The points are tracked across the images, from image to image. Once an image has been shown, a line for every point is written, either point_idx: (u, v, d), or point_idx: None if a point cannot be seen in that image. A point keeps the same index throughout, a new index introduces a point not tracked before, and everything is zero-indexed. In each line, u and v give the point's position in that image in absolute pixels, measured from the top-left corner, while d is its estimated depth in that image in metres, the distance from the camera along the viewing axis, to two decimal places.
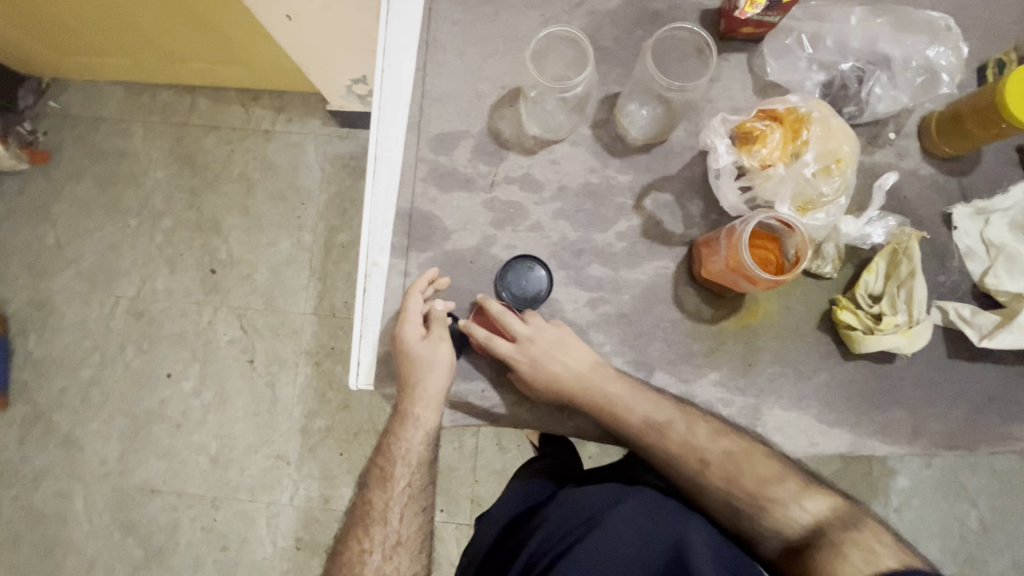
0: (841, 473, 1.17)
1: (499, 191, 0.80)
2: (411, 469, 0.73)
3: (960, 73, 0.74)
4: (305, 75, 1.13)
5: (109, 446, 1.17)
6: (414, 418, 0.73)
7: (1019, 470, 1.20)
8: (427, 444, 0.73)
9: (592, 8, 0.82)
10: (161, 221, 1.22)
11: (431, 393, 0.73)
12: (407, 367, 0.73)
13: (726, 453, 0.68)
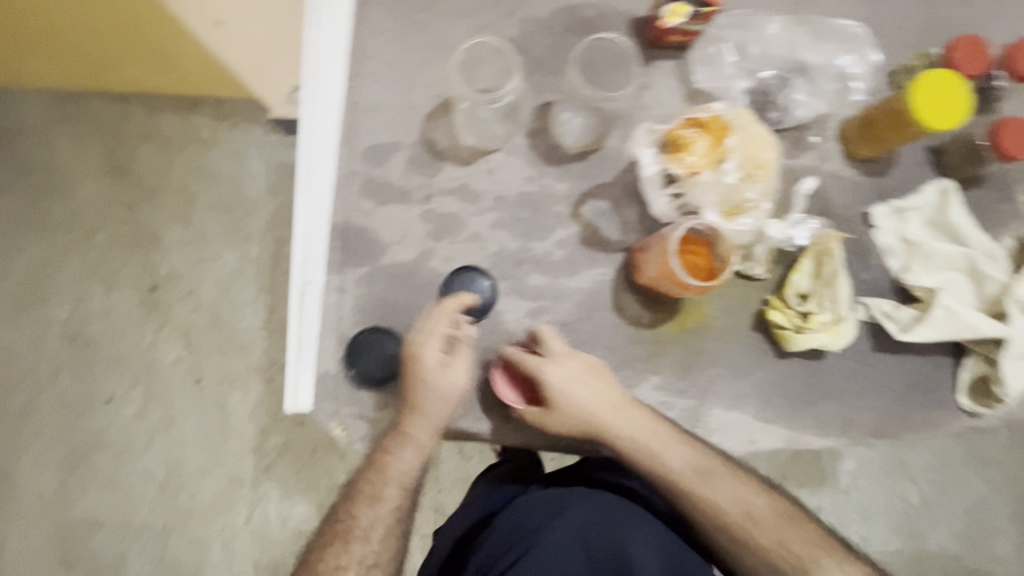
0: (793, 460, 1.30)
1: (436, 203, 0.77)
2: (396, 489, 0.71)
3: (871, 80, 0.78)
4: (251, 80, 1.26)
5: (49, 465, 1.33)
6: (409, 436, 0.71)
7: (952, 445, 1.33)
8: (416, 469, 0.71)
9: (523, 16, 0.79)
10: (93, 238, 1.39)
11: (430, 413, 0.70)
12: (414, 383, 0.71)
13: (724, 486, 0.70)
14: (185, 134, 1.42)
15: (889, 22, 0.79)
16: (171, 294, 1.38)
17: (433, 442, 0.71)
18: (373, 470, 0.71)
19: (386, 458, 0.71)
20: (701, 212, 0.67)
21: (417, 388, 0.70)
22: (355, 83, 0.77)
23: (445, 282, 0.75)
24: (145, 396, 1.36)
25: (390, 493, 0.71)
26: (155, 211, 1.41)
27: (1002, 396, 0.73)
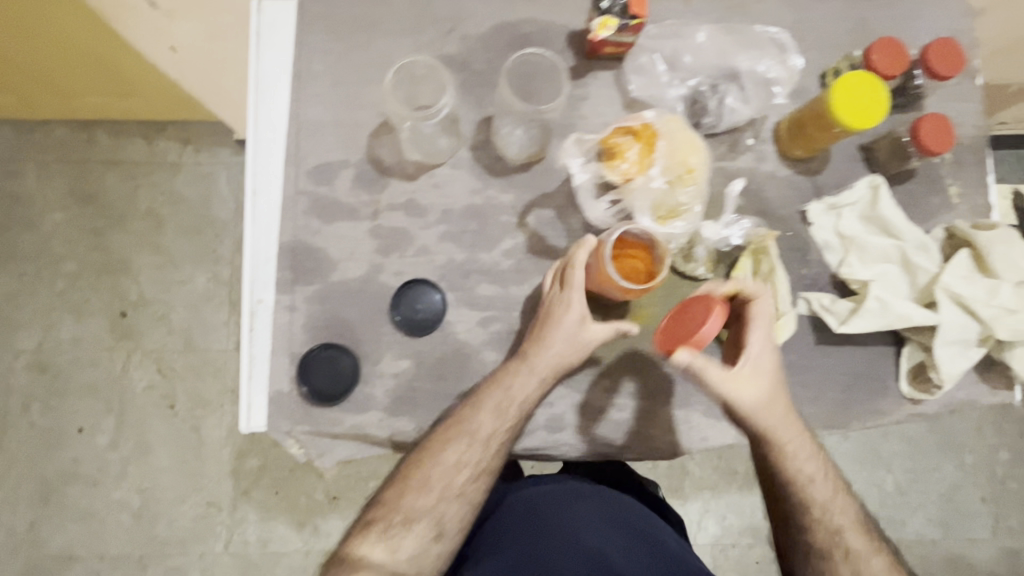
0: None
1: (383, 218, 0.78)
2: (509, 415, 0.71)
3: (792, 85, 0.81)
4: (215, 103, 1.26)
5: (22, 499, 1.31)
6: (535, 361, 0.71)
7: (923, 432, 1.36)
8: (537, 397, 0.71)
9: (463, 33, 0.80)
10: (62, 267, 1.38)
11: (559, 343, 0.71)
12: (552, 312, 0.72)
13: (807, 457, 0.70)
14: (152, 159, 1.41)
15: (813, 27, 0.83)
16: (142, 319, 1.37)
17: (557, 376, 0.72)
18: (496, 385, 0.71)
19: (510, 378, 0.71)
20: (635, 218, 0.69)
21: (552, 320, 0.72)
22: (299, 104, 0.79)
23: (396, 293, 0.76)
24: (118, 425, 1.34)
25: (501, 417, 0.71)
26: (123, 237, 1.39)
27: (938, 381, 0.75)
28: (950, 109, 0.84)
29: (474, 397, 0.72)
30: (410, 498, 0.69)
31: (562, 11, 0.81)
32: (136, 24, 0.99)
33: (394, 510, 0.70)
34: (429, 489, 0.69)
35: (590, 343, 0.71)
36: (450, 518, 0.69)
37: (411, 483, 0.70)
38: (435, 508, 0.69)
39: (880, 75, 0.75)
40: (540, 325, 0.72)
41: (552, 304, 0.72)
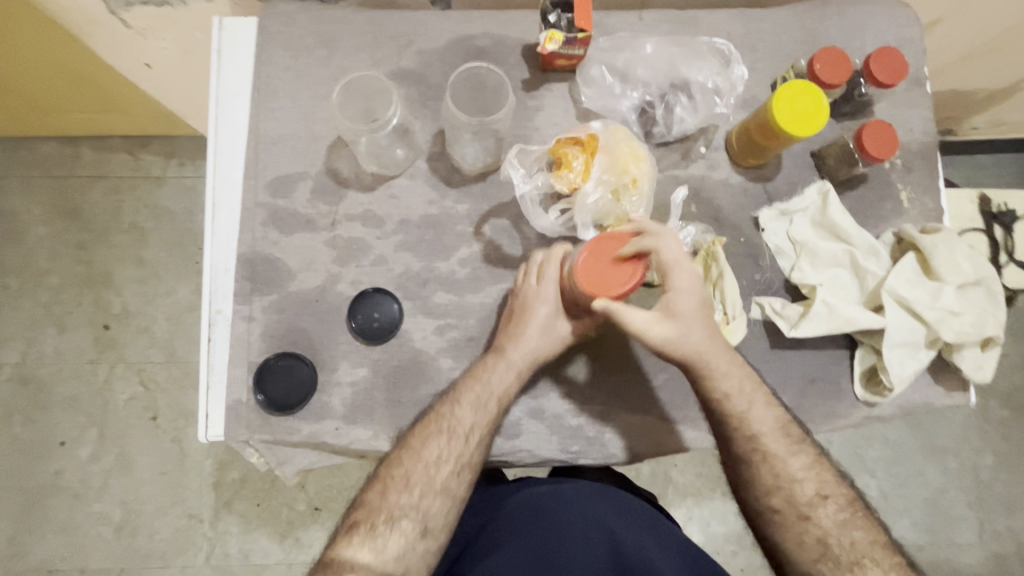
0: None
1: (341, 229, 0.79)
2: (487, 407, 0.71)
3: (733, 98, 0.82)
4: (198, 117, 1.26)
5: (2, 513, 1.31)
6: (511, 352, 0.73)
7: (906, 436, 1.35)
8: (513, 388, 0.72)
9: (420, 47, 0.82)
10: (46, 280, 1.38)
11: (537, 332, 0.73)
12: (528, 303, 0.74)
13: (778, 423, 0.71)
14: (136, 173, 1.41)
15: (762, 39, 0.85)
16: (124, 332, 1.36)
17: (533, 365, 0.73)
18: (472, 379, 0.72)
19: (487, 372, 0.72)
20: (579, 233, 0.74)
21: (526, 313, 0.73)
22: (258, 118, 0.80)
23: (353, 302, 0.77)
24: (99, 437, 1.33)
25: (479, 410, 0.71)
26: (106, 250, 1.39)
27: (888, 384, 0.76)
28: (900, 116, 0.86)
29: (452, 392, 0.73)
30: (393, 497, 0.68)
31: (516, 25, 0.83)
32: (112, 42, 0.99)
33: (377, 510, 0.67)
34: (412, 486, 0.68)
35: (563, 335, 0.75)
36: (436, 516, 0.68)
37: (393, 482, 0.69)
38: (419, 505, 0.68)
39: (823, 84, 0.77)
40: (516, 316, 0.74)
41: (528, 295, 0.74)
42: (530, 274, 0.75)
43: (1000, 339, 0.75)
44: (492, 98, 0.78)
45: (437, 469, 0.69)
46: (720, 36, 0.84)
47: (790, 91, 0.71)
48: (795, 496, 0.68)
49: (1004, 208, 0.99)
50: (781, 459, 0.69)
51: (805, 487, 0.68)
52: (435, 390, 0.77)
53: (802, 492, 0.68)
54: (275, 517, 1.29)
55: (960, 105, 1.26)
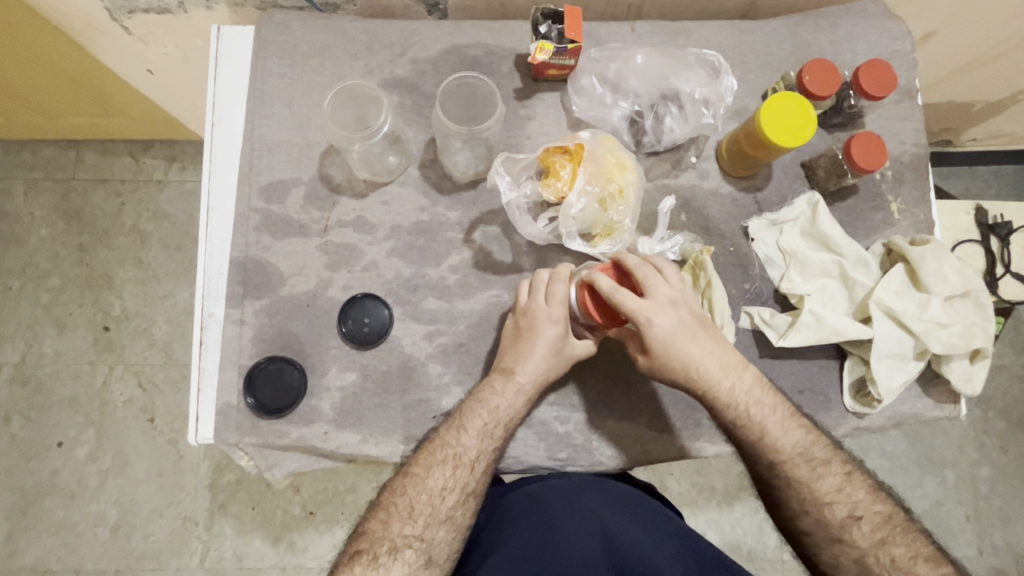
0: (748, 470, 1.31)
1: (333, 234, 0.80)
2: (492, 433, 0.71)
3: (722, 107, 0.83)
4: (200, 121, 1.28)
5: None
6: (518, 375, 0.72)
7: (903, 447, 1.34)
8: (519, 412, 0.72)
9: (414, 56, 0.84)
10: (47, 281, 1.39)
11: (544, 355, 0.73)
12: (537, 324, 0.73)
13: (800, 446, 0.70)
14: (138, 175, 1.43)
15: (753, 50, 0.86)
16: (123, 334, 1.37)
17: (539, 389, 0.73)
18: (478, 403, 0.72)
19: (493, 396, 0.72)
20: (564, 241, 0.74)
21: (535, 336, 0.73)
22: (253, 124, 0.82)
23: (343, 306, 0.78)
24: (96, 438, 1.34)
25: (484, 437, 0.71)
26: (107, 253, 1.40)
27: (876, 395, 0.76)
28: (891, 127, 0.86)
29: (457, 418, 0.72)
30: (396, 527, 0.67)
31: (509, 35, 0.84)
32: (114, 49, 1.01)
33: (380, 541, 0.66)
34: (415, 516, 0.67)
35: (572, 356, 0.74)
36: (440, 545, 0.67)
37: (396, 510, 0.68)
38: (423, 535, 0.67)
39: (811, 95, 0.78)
40: (522, 337, 0.73)
41: (536, 315, 0.73)
42: (538, 294, 0.73)
43: (989, 351, 0.75)
44: (481, 108, 0.78)
45: (442, 498, 0.69)
46: (711, 48, 0.85)
47: (773, 108, 0.72)
48: (825, 518, 0.67)
49: (1000, 219, 0.99)
50: (807, 479, 0.68)
51: (837, 509, 0.67)
52: (423, 395, 0.77)
53: (832, 515, 0.67)
54: (269, 520, 1.29)
55: (958, 117, 1.26)
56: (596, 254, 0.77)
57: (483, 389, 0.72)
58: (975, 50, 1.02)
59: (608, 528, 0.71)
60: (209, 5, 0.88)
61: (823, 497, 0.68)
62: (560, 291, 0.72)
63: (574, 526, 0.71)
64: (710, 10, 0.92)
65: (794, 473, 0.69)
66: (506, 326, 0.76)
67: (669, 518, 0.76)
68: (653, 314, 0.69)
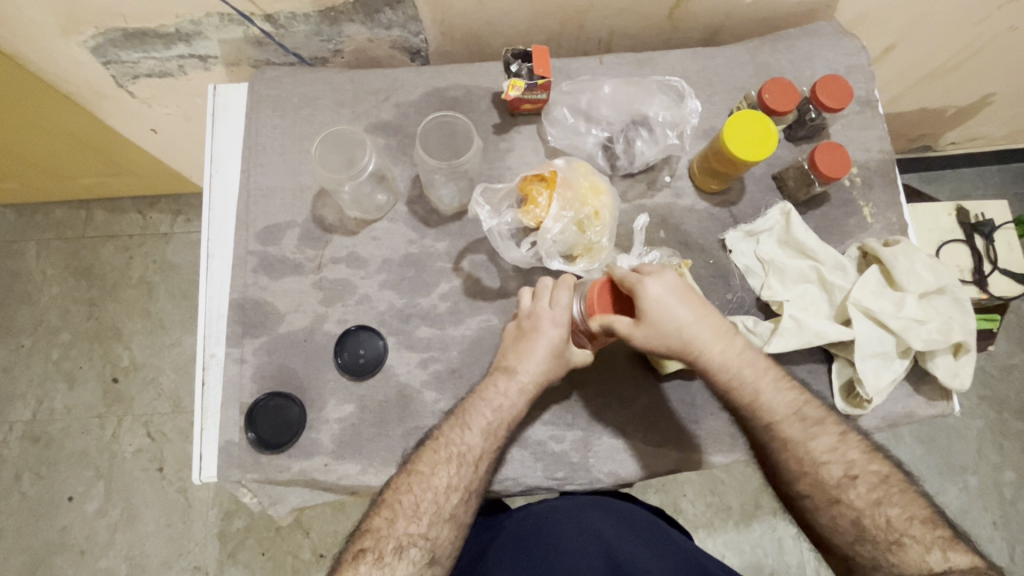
0: (763, 488, 1.30)
1: (327, 271, 0.84)
2: (496, 433, 0.73)
3: (688, 126, 0.87)
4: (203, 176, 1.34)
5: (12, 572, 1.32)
6: (520, 373, 0.74)
7: (917, 454, 1.33)
8: (521, 411, 0.74)
9: (397, 101, 0.89)
10: (58, 337, 1.43)
11: (546, 354, 0.75)
12: (539, 323, 0.75)
13: (795, 405, 0.70)
14: (145, 230, 1.49)
15: (717, 74, 0.91)
16: (132, 384, 1.40)
17: (541, 388, 0.75)
18: (481, 402, 0.73)
19: (496, 395, 0.74)
20: (545, 262, 0.78)
21: (536, 334, 0.75)
22: (248, 173, 0.87)
23: (338, 339, 0.81)
24: (106, 491, 1.35)
25: (488, 436, 0.72)
26: (115, 306, 1.45)
27: (865, 396, 0.77)
28: (855, 137, 0.90)
29: (461, 417, 0.73)
30: (401, 526, 0.67)
31: (486, 76, 0.90)
32: (121, 114, 1.08)
33: (384, 539, 0.67)
34: (420, 514, 0.68)
35: (571, 361, 0.76)
36: (443, 543, 0.68)
37: (401, 509, 0.68)
38: (428, 534, 0.68)
39: (772, 111, 0.82)
40: (525, 337, 0.76)
41: (540, 317, 0.75)
42: (543, 303, 0.76)
43: (970, 345, 0.76)
44: (460, 143, 0.83)
45: (447, 497, 0.69)
46: (676, 75, 0.90)
47: (742, 140, 0.76)
48: (821, 496, 0.67)
49: (982, 218, 1.02)
50: (814, 441, 0.69)
51: (848, 484, 0.67)
52: (419, 423, 0.79)
53: (829, 474, 0.67)
54: (281, 567, 1.28)
55: (932, 123, 1.30)
56: (575, 272, 0.80)
57: (487, 387, 0.74)
58: (935, 60, 1.07)
59: (610, 541, 0.72)
60: (207, 67, 0.95)
61: (838, 464, 0.68)
62: (562, 302, 0.75)
63: (575, 538, 0.73)
64: (674, 41, 0.98)
65: (798, 439, 0.69)
66: (509, 328, 0.78)
67: (670, 534, 0.76)
68: (649, 283, 0.70)
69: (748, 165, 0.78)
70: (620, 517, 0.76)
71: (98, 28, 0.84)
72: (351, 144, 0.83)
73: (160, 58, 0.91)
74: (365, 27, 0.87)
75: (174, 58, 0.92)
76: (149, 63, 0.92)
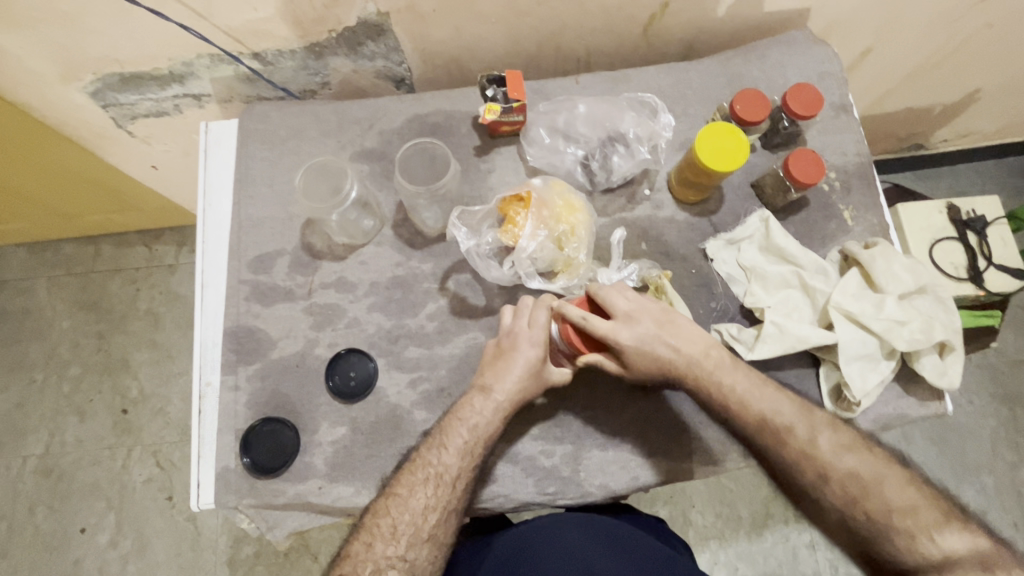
0: (772, 496, 1.28)
1: (317, 296, 0.86)
2: (472, 452, 0.73)
3: (663, 140, 0.89)
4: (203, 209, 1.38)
5: None
6: (496, 392, 0.75)
7: (928, 456, 1.31)
8: (497, 428, 0.74)
9: (381, 128, 0.92)
10: (69, 370, 1.47)
11: (522, 372, 0.76)
12: (515, 343, 0.77)
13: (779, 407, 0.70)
14: (151, 262, 1.53)
15: (692, 87, 0.92)
16: (141, 415, 1.43)
17: (516, 406, 0.76)
18: (458, 421, 0.74)
19: (472, 413, 0.75)
20: (526, 282, 0.81)
21: (512, 352, 0.77)
22: (239, 205, 0.89)
23: (330, 363, 0.83)
24: (118, 522, 1.37)
25: (465, 455, 0.73)
26: (124, 338, 1.48)
27: (853, 399, 0.77)
28: (832, 141, 0.91)
29: (437, 438, 0.74)
30: (379, 548, 0.68)
31: (466, 101, 0.93)
32: (122, 153, 1.13)
33: (362, 563, 0.68)
34: (398, 536, 0.69)
35: (548, 380, 0.78)
36: (423, 564, 0.69)
37: (379, 532, 0.69)
38: (406, 556, 0.68)
39: (745, 122, 0.84)
40: (502, 356, 0.77)
41: (516, 335, 0.77)
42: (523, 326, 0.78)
43: (955, 344, 0.76)
44: (440, 168, 0.86)
45: (424, 518, 0.70)
46: (651, 90, 0.92)
47: (715, 152, 0.77)
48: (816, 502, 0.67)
49: (972, 215, 1.02)
50: (805, 438, 0.69)
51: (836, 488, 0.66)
52: (410, 442, 0.80)
53: (818, 476, 0.67)
54: None
55: (918, 122, 1.31)
56: (555, 289, 0.84)
57: (462, 406, 0.75)
58: (913, 61, 1.08)
59: (590, 560, 0.72)
60: (200, 105, 0.99)
61: (828, 464, 0.67)
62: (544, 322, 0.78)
63: (555, 559, 0.72)
64: (651, 56, 1.00)
65: (784, 437, 0.69)
66: (488, 348, 0.80)
67: (655, 550, 0.76)
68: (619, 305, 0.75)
69: (722, 176, 0.79)
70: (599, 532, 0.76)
71: (95, 74, 0.88)
72: (334, 174, 0.86)
73: (155, 99, 0.96)
74: (348, 59, 0.91)
75: (169, 98, 0.96)
76: (144, 104, 0.97)
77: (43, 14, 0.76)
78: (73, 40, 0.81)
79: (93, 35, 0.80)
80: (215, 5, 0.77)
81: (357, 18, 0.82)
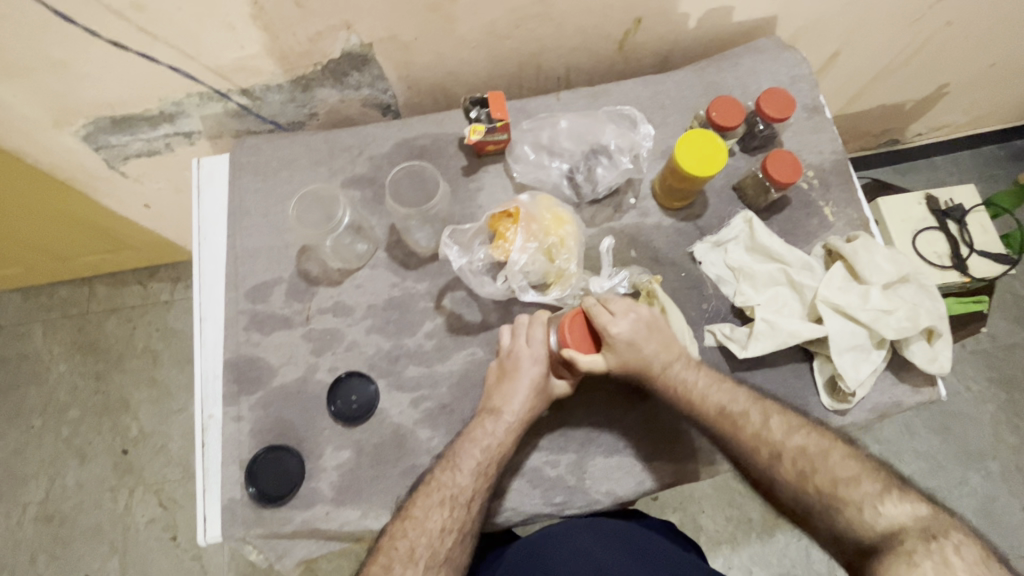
0: None
1: (315, 322, 0.87)
2: (486, 472, 0.74)
3: (643, 149, 0.92)
4: None
5: None
6: (505, 413, 0.77)
7: (935, 445, 1.31)
8: (508, 449, 0.75)
9: (370, 154, 0.94)
10: (67, 413, 1.46)
11: (528, 392, 0.77)
12: (520, 364, 0.78)
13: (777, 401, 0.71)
14: (147, 300, 1.54)
15: (668, 97, 0.96)
16: (141, 455, 1.42)
17: (525, 425, 0.77)
18: (470, 443, 0.75)
19: (483, 436, 0.75)
20: (519, 295, 0.83)
21: (517, 373, 0.78)
22: (233, 238, 0.91)
23: (331, 387, 0.83)
24: (122, 566, 1.34)
25: (478, 476, 0.74)
26: (122, 377, 1.48)
27: (848, 390, 0.78)
28: (808, 141, 0.94)
29: (450, 459, 0.75)
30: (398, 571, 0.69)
31: (450, 123, 0.95)
32: (114, 193, 1.14)
33: None
34: (416, 558, 0.70)
35: (552, 395, 0.80)
36: None
37: (397, 555, 0.70)
38: None
39: (722, 127, 0.87)
40: (508, 376, 0.79)
41: (520, 355, 0.79)
42: (521, 346, 0.80)
43: (941, 330, 0.78)
44: (428, 189, 0.88)
45: (441, 539, 0.71)
46: (630, 102, 0.95)
47: (694, 156, 0.80)
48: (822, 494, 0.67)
49: (951, 205, 1.05)
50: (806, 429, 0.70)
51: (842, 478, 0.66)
52: (415, 462, 0.81)
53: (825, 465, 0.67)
54: None
55: (892, 118, 1.35)
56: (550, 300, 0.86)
57: (474, 428, 0.76)
58: (880, 60, 1.12)
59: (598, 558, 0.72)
60: (191, 142, 1.01)
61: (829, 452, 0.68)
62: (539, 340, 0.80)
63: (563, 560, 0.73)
64: (628, 70, 1.04)
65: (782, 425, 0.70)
66: (492, 367, 0.81)
67: (669, 556, 0.75)
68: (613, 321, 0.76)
69: (704, 180, 0.82)
70: (602, 533, 0.76)
71: (86, 118, 0.90)
72: (323, 202, 0.88)
73: (146, 139, 0.98)
74: (335, 89, 0.93)
75: (160, 137, 0.98)
76: (136, 144, 0.99)
77: (36, 64, 0.78)
78: (65, 87, 0.83)
79: (85, 80, 0.82)
80: (202, 45, 0.79)
81: (341, 49, 0.85)
